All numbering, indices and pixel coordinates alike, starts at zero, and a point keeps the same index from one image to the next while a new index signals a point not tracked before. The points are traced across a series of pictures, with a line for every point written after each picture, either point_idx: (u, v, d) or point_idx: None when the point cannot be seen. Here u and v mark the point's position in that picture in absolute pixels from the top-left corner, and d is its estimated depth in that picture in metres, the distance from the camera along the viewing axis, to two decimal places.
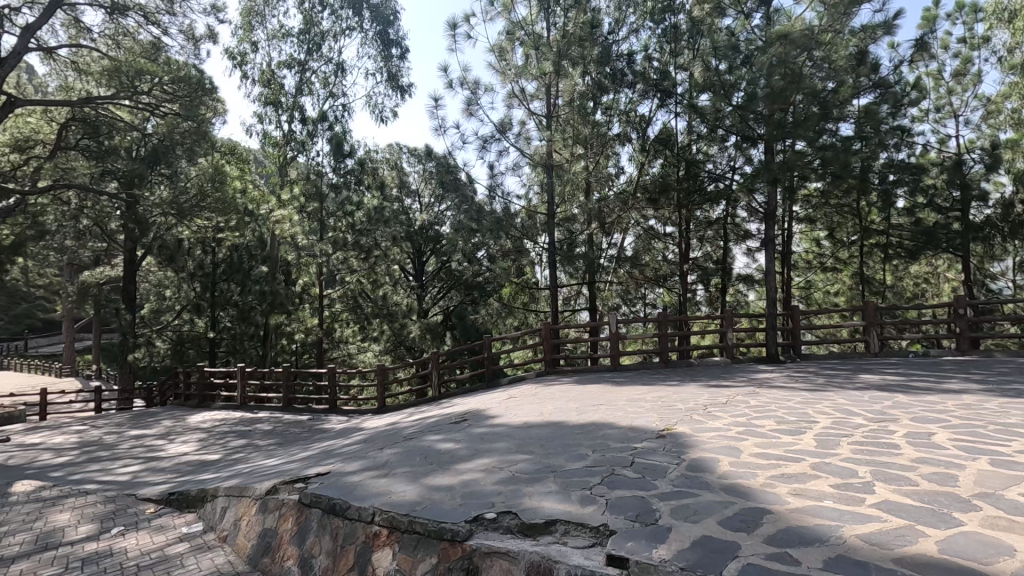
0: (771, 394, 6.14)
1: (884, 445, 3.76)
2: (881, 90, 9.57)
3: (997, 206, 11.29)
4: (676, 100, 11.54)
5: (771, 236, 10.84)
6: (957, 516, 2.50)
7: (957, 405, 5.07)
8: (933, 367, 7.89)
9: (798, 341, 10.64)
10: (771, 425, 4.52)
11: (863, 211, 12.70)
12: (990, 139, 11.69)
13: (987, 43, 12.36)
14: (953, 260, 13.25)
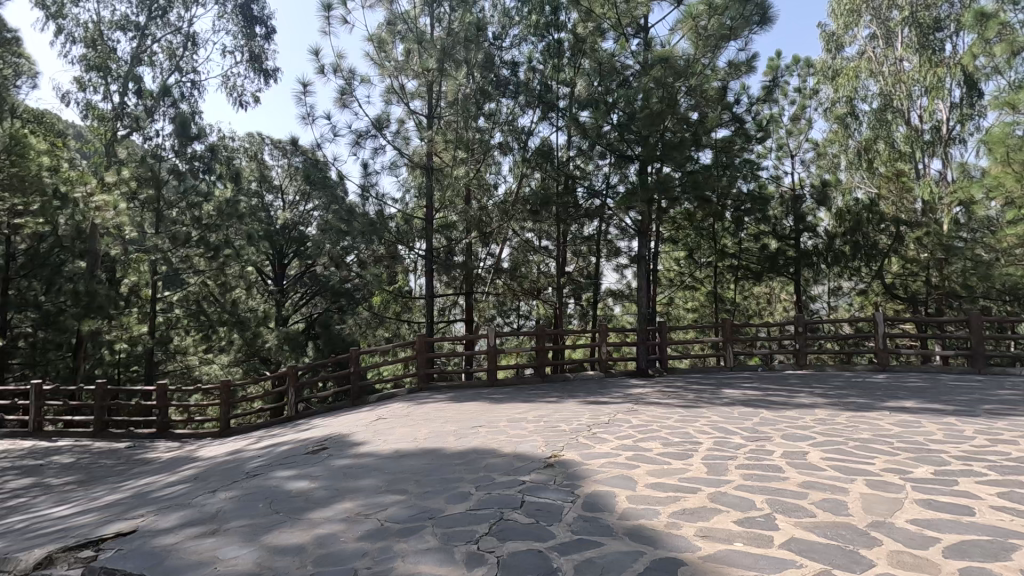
0: (649, 412, 6.11)
1: (769, 468, 3.69)
2: (736, 125, 10.20)
3: (821, 236, 12.55)
4: (558, 113, 11.53)
5: (644, 253, 11.27)
6: (865, 554, 2.31)
7: (814, 420, 5.34)
8: (781, 382, 8.53)
9: (665, 355, 11.14)
10: (657, 448, 4.34)
11: (717, 234, 13.55)
12: (819, 177, 13.08)
13: (816, 95, 14.12)
14: (786, 283, 14.72)
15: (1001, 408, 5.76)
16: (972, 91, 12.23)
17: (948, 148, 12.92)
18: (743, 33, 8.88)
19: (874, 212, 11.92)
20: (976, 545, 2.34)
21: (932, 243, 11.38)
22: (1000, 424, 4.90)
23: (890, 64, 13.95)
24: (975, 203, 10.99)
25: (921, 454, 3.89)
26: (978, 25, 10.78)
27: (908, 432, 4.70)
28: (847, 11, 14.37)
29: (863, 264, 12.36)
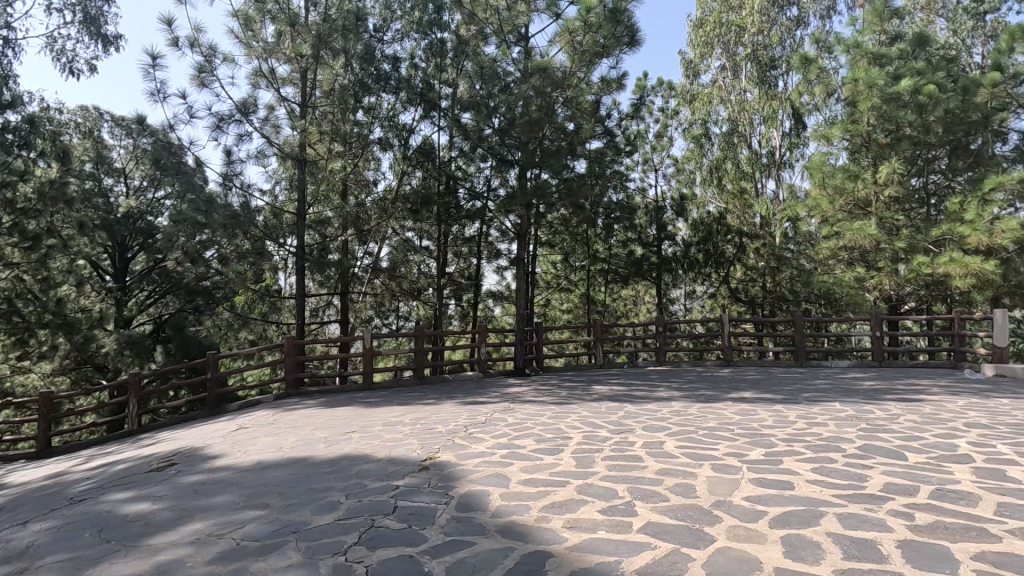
0: (524, 410, 6.28)
1: (631, 458, 3.96)
2: (608, 138, 10.85)
3: (680, 244, 13.77)
4: (440, 113, 11.44)
5: (522, 256, 11.57)
6: (709, 531, 2.54)
7: (671, 412, 5.84)
8: (644, 377, 9.23)
9: (541, 355, 11.58)
10: (531, 445, 4.47)
11: (590, 239, 14.27)
12: (678, 191, 14.29)
13: (676, 115, 15.44)
14: (649, 286, 15.97)
15: (815, 396, 6.76)
16: (798, 123, 14.23)
17: (779, 171, 14.88)
18: (614, 52, 9.48)
19: (722, 225, 13.36)
20: (795, 515, 2.68)
21: (767, 253, 13.06)
22: (816, 409, 5.75)
23: (736, 93, 15.74)
24: (800, 220, 12.78)
25: (756, 438, 4.41)
26: (803, 67, 12.57)
27: (746, 419, 5.32)
28: (701, 43, 15.98)
29: (713, 270, 13.77)
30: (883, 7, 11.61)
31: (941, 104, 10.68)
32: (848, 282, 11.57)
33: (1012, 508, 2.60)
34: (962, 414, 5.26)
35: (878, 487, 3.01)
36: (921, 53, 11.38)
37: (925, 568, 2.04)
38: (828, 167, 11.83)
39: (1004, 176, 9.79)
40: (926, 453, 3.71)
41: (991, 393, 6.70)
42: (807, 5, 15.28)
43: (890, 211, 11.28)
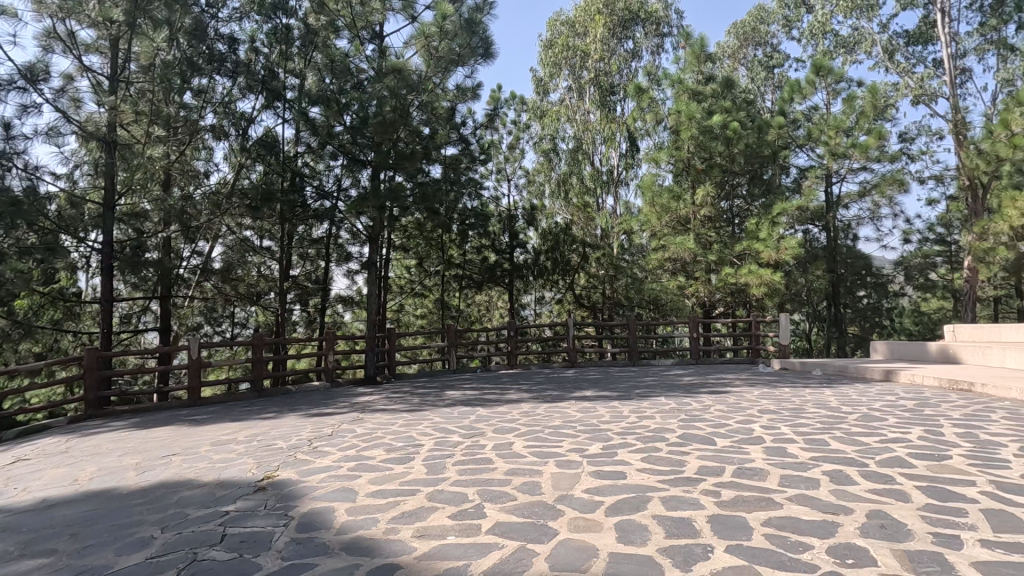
0: (374, 419, 6.07)
1: (481, 461, 4.03)
2: (463, 145, 10.95)
3: (530, 251, 14.35)
4: (285, 104, 10.62)
5: (373, 260, 11.18)
6: (552, 525, 2.67)
7: (520, 414, 6.07)
8: (496, 381, 9.48)
9: (394, 361, 11.32)
10: (380, 455, 4.33)
11: (445, 245, 14.16)
12: (529, 201, 14.90)
13: (527, 129, 16.10)
14: (502, 292, 16.48)
15: (645, 392, 7.50)
16: (632, 146, 15.77)
17: (618, 188, 16.32)
18: (469, 61, 9.50)
19: (568, 234, 14.19)
20: (628, 501, 2.93)
21: (607, 262, 14.22)
22: (646, 404, 6.38)
23: (580, 113, 16.96)
24: (634, 233, 14.13)
25: (595, 434, 4.76)
26: (638, 96, 13.98)
27: (587, 416, 5.72)
28: (551, 63, 16.96)
29: (560, 278, 14.60)
30: (700, 51, 13.34)
31: (742, 139, 12.62)
32: (672, 289, 13.08)
33: (790, 479, 3.13)
34: (756, 402, 6.23)
35: (693, 470, 3.42)
36: (728, 94, 13.30)
37: (729, 537, 2.36)
38: (657, 187, 13.31)
39: (787, 205, 11.89)
40: (729, 438, 4.31)
41: (777, 383, 8.04)
42: (641, 40, 17.01)
43: (704, 229, 12.99)
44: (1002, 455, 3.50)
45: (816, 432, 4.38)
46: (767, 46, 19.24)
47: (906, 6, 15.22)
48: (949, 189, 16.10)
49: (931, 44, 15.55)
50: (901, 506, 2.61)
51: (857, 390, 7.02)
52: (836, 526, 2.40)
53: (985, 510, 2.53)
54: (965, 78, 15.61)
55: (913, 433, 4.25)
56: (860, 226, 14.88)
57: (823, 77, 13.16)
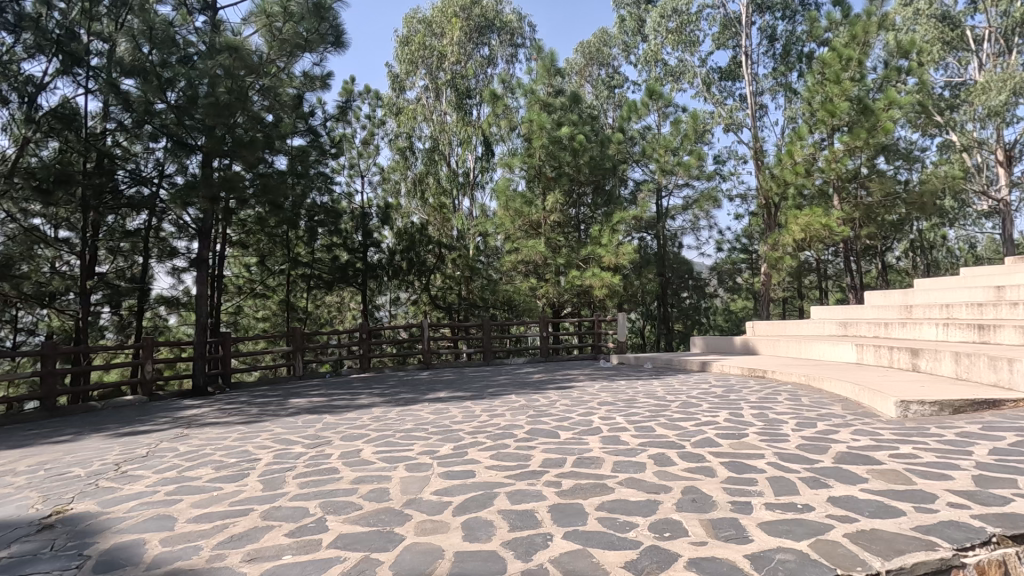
0: (202, 435, 5.42)
1: (326, 471, 3.81)
2: (311, 137, 10.27)
3: (384, 251, 13.90)
4: (88, 72, 9.03)
5: (204, 257, 9.99)
6: (399, 531, 2.61)
7: (370, 419, 5.85)
8: (346, 386, 9.05)
9: (228, 370, 10.24)
10: (207, 475, 3.87)
11: (291, 242, 13.01)
12: (383, 199, 14.47)
13: (382, 125, 15.61)
14: (355, 293, 15.81)
15: (498, 390, 7.70)
16: (487, 150, 16.13)
17: (473, 191, 16.58)
18: (317, 49, 8.86)
19: (423, 235, 14.00)
20: (475, 500, 2.97)
21: (462, 263, 14.30)
22: (497, 402, 6.55)
23: (437, 114, 16.95)
24: (489, 236, 14.44)
25: (447, 435, 4.77)
26: (492, 102, 14.36)
27: (439, 418, 5.71)
28: (407, 60, 16.71)
29: (415, 279, 14.40)
30: (551, 65, 14.09)
31: (587, 152, 13.60)
32: (525, 290, 13.63)
33: (622, 464, 3.42)
34: (597, 395, 6.73)
35: (537, 464, 3.58)
36: (575, 108, 14.22)
37: (567, 525, 2.51)
38: (511, 192, 13.81)
39: (624, 214, 13.04)
40: (572, 430, 4.59)
41: (615, 377, 8.77)
42: (496, 48, 17.49)
43: (554, 234, 13.72)
44: (784, 430, 4.20)
45: (646, 420, 4.86)
46: (609, 68, 20.96)
47: (719, 46, 17.62)
48: (750, 206, 18.97)
49: (737, 81, 18.18)
50: (708, 481, 3.00)
51: (680, 380, 7.93)
52: (658, 504, 2.68)
53: (769, 478, 3.01)
54: (762, 113, 18.50)
55: (721, 416, 4.91)
56: (684, 235, 16.88)
57: (654, 101, 14.69)
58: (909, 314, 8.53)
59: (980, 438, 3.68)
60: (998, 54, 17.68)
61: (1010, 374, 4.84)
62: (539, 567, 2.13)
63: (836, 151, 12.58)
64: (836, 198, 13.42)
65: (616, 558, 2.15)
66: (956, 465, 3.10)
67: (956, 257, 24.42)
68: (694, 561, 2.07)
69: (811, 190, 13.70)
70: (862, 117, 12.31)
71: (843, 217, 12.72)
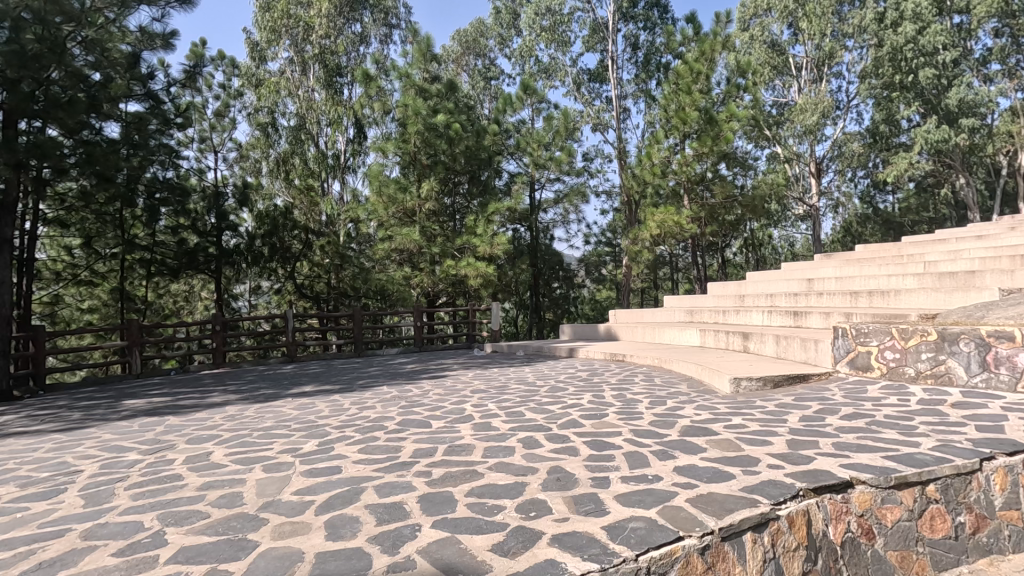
0: (4, 447, 4.57)
1: (167, 479, 3.40)
2: (151, 103, 9.02)
3: (243, 235, 12.67)
4: None
5: (9, 237, 8.36)
6: (252, 538, 2.41)
7: (222, 418, 5.36)
8: (194, 384, 8.19)
9: (42, 370, 8.72)
10: (9, 495, 3.26)
11: (126, 222, 11.43)
12: (241, 178, 13.23)
13: (239, 97, 14.18)
14: (206, 281, 14.34)
15: (369, 382, 7.44)
16: (359, 133, 15.42)
17: (344, 174, 15.77)
18: (158, 2, 7.81)
19: (287, 219, 12.96)
20: (338, 497, 2.83)
21: (332, 250, 13.46)
22: (368, 394, 6.34)
23: (303, 89, 15.86)
24: (361, 222, 13.81)
25: (310, 431, 4.51)
26: (365, 83, 13.79)
27: (303, 413, 5.38)
28: (268, 28, 15.39)
29: (279, 266, 13.35)
30: (426, 50, 13.82)
31: (463, 141, 13.55)
32: (398, 280, 13.27)
33: (492, 450, 3.50)
34: (470, 384, 6.79)
35: (407, 455, 3.52)
36: (451, 96, 14.08)
37: (435, 514, 2.50)
38: (384, 177, 13.39)
39: (500, 205, 13.24)
40: (444, 419, 4.58)
41: (488, 365, 8.94)
42: (369, 26, 16.75)
43: (429, 222, 13.49)
44: (639, 409, 4.58)
45: (516, 406, 5.01)
46: (486, 59, 21.07)
47: (589, 49, 18.55)
48: (614, 203, 20.29)
49: (604, 83, 19.31)
50: (572, 460, 3.16)
51: (548, 366, 8.30)
52: (524, 486, 2.78)
53: (626, 453, 3.25)
54: (625, 116, 19.83)
55: (585, 399, 5.23)
56: (555, 228, 17.63)
57: (528, 96, 15.06)
58: (742, 303, 9.75)
59: (793, 408, 4.32)
60: (812, 82, 20.73)
61: (815, 352, 5.74)
62: (406, 559, 2.08)
63: (688, 156, 13.87)
64: (687, 198, 14.82)
65: (483, 542, 2.18)
66: (774, 432, 3.61)
67: (779, 254, 28.37)
68: (556, 537, 2.17)
69: (666, 190, 14.94)
70: (708, 126, 13.77)
71: (692, 216, 14.13)
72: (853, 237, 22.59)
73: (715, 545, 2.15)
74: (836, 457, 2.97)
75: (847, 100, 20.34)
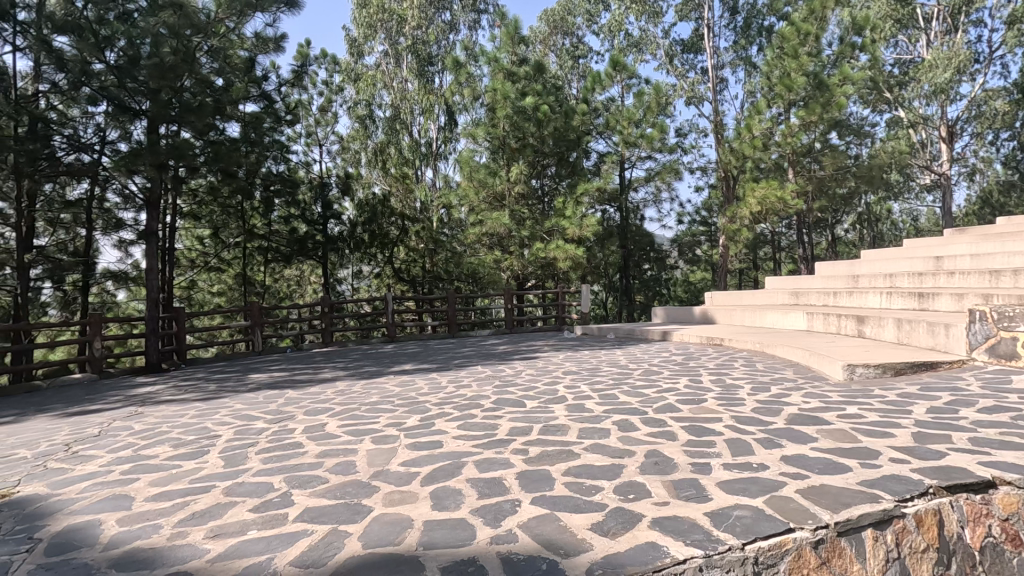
0: (158, 412, 5.27)
1: (290, 446, 3.76)
2: (264, 103, 9.77)
3: (345, 223, 13.46)
4: (16, 28, 7.88)
5: (155, 229, 9.44)
6: (366, 503, 2.61)
7: (334, 392, 5.82)
8: (308, 360, 8.92)
9: (183, 346, 9.91)
10: (164, 453, 3.76)
11: (246, 213, 12.57)
12: (343, 169, 14.00)
13: (340, 92, 14.97)
14: (314, 266, 15.48)
15: (463, 362, 7.73)
16: (450, 120, 15.80)
17: (436, 161, 16.27)
18: (270, 9, 8.35)
19: (386, 207, 13.59)
20: (442, 470, 2.99)
21: (426, 236, 13.94)
22: (463, 374, 6.59)
23: (397, 81, 16.46)
24: (453, 208, 14.16)
25: (412, 407, 4.77)
26: (455, 70, 14.04)
27: (404, 390, 5.70)
28: (365, 24, 16.08)
29: (378, 251, 14.08)
30: (514, 32, 13.79)
31: (552, 123, 13.48)
32: (489, 263, 13.56)
33: (587, 431, 3.51)
34: (562, 365, 6.84)
35: (505, 433, 3.62)
36: (540, 77, 13.99)
37: (534, 491, 2.56)
38: (474, 163, 13.67)
39: (589, 185, 13.01)
40: (538, 400, 4.66)
41: (579, 347, 8.95)
42: (458, 13, 17.02)
43: (518, 206, 13.61)
44: (740, 395, 4.38)
45: (609, 388, 4.98)
46: (574, 37, 20.71)
47: (682, 18, 17.61)
48: (709, 179, 19.31)
49: (700, 53, 18.28)
50: (670, 444, 3.10)
51: (641, 349, 8.15)
52: (621, 468, 2.77)
53: (728, 440, 3.14)
54: (722, 87, 18.72)
55: (681, 383, 5.09)
56: (646, 208, 17.14)
57: (618, 72, 14.64)
58: (856, 284, 8.94)
59: (919, 398, 3.93)
60: (944, 33, 18.33)
61: (946, 339, 5.16)
62: (508, 532, 2.16)
63: (792, 125, 12.78)
64: (792, 171, 13.78)
65: (582, 520, 2.21)
66: (896, 423, 3.31)
67: (899, 230, 25.63)
68: (657, 520, 2.15)
69: (768, 164, 14.00)
70: (817, 92, 12.62)
71: (798, 190, 13.10)
72: (993, 208, 19.90)
73: (831, 541, 2.02)
74: (974, 454, 2.67)
75: (989, 52, 17.78)
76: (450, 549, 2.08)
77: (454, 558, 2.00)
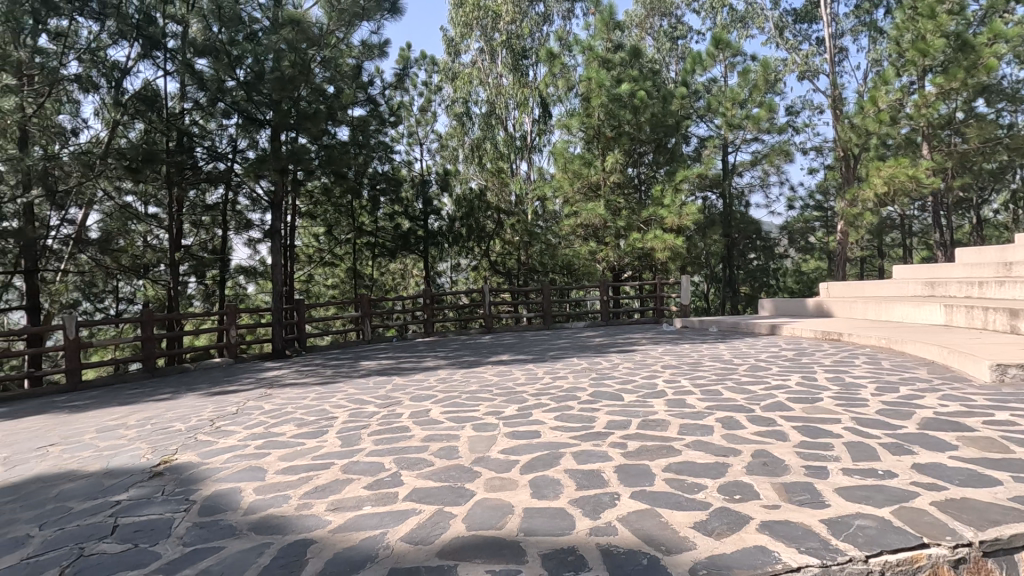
0: (284, 394, 5.85)
1: (397, 429, 4.01)
2: (370, 107, 10.37)
3: (445, 218, 13.93)
4: (166, 56, 8.95)
5: (278, 228, 10.38)
6: (468, 487, 2.72)
7: (436, 380, 6.11)
8: (411, 349, 9.41)
9: (303, 334, 10.85)
10: (290, 432, 4.17)
11: (355, 211, 13.45)
12: (442, 166, 14.51)
13: (439, 91, 15.52)
14: (416, 259, 16.23)
15: (559, 354, 7.77)
16: (545, 112, 15.82)
17: (531, 154, 16.38)
18: (374, 16, 8.85)
19: (483, 202, 13.91)
20: (540, 459, 3.04)
21: (521, 228, 14.09)
22: (558, 365, 6.62)
23: (493, 77, 16.74)
24: (548, 200, 14.19)
25: (510, 396, 4.88)
26: (550, 61, 14.01)
27: (502, 380, 5.85)
28: (461, 23, 16.51)
29: (475, 244, 14.47)
30: (609, 18, 13.47)
31: (649, 109, 13.05)
32: (584, 254, 13.46)
33: (688, 427, 3.40)
34: (661, 359, 6.66)
35: (602, 425, 3.60)
36: (636, 63, 13.58)
37: (633, 485, 2.53)
38: (569, 154, 13.59)
39: (689, 172, 12.46)
40: (636, 393, 4.57)
41: (678, 340, 8.64)
42: (551, 4, 16.95)
43: (614, 195, 13.35)
44: (862, 395, 4.02)
45: (712, 384, 4.78)
46: (672, 17, 19.86)
47: None
48: (825, 160, 17.73)
49: (814, 22, 16.78)
50: (781, 445, 2.92)
51: (747, 343, 7.72)
52: (726, 466, 2.66)
53: (847, 443, 2.89)
54: (841, 57, 17.07)
55: (792, 380, 4.76)
56: (752, 193, 16.11)
57: (721, 50, 13.85)
58: (1007, 273, 7.81)
59: None
60: None
61: None
62: (608, 525, 2.16)
63: (927, 94, 11.37)
64: (926, 146, 12.29)
65: (685, 519, 2.15)
66: None
67: None
68: (767, 524, 2.05)
69: (897, 139, 12.59)
70: (959, 54, 11.11)
71: (934, 167, 11.66)
72: None
73: (975, 561, 1.81)
74: None
75: None
76: (550, 537, 2.12)
77: (553, 547, 2.04)
